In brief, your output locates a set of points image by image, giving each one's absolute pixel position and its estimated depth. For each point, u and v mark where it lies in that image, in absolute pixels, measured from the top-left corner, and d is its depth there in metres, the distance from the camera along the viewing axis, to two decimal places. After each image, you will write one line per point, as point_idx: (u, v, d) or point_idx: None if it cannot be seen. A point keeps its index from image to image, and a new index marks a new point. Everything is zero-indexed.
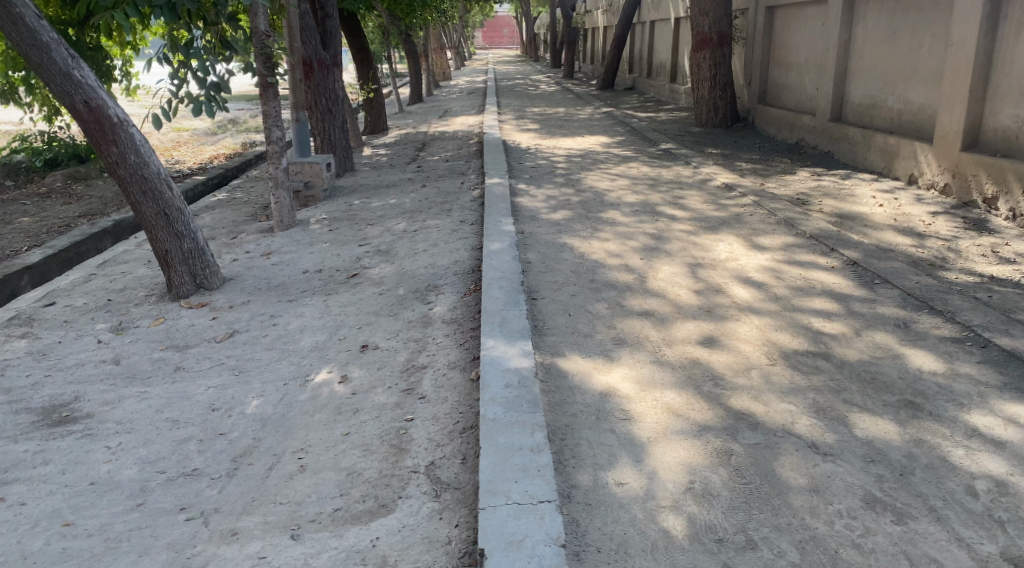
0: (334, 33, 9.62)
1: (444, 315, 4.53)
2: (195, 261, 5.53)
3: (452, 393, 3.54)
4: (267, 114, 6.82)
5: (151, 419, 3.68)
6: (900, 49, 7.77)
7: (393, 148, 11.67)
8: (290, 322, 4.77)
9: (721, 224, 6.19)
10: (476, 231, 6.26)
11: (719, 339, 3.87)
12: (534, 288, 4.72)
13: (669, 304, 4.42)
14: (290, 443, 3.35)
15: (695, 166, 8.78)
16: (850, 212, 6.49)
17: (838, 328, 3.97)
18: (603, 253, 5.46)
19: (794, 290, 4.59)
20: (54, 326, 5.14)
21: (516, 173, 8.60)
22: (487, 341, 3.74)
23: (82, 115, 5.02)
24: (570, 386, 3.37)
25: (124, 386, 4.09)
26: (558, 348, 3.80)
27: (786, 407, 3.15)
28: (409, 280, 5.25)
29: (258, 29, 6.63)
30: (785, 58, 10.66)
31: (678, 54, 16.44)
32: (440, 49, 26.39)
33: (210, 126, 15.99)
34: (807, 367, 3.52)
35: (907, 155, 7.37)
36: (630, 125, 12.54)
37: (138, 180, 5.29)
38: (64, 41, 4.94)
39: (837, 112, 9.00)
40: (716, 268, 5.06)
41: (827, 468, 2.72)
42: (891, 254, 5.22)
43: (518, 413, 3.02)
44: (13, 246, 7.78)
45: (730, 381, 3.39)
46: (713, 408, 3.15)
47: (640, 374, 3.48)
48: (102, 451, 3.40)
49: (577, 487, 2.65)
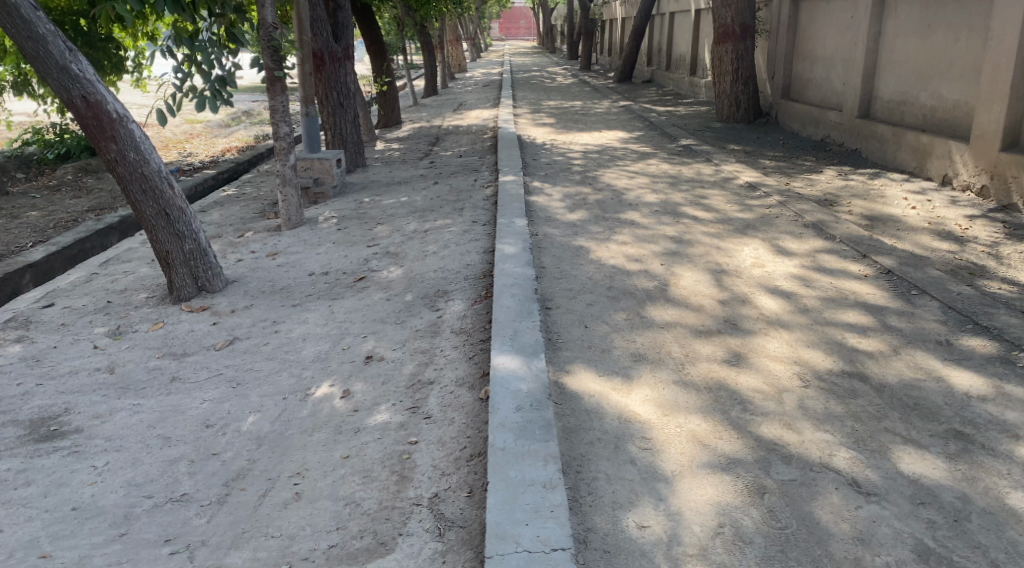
0: (347, 25, 9.38)
1: (453, 325, 4.30)
2: (197, 263, 5.33)
3: (459, 414, 3.31)
4: (274, 109, 6.49)
5: (141, 435, 3.47)
6: (935, 44, 7.42)
7: (406, 142, 11.43)
8: (293, 330, 4.55)
9: (747, 227, 5.90)
10: (488, 232, 6.02)
11: (746, 356, 3.62)
12: (548, 296, 4.47)
13: (692, 315, 4.16)
14: (287, 466, 3.13)
15: (717, 164, 8.47)
16: (881, 215, 6.18)
17: (875, 346, 3.70)
18: (621, 258, 5.20)
19: (825, 301, 4.31)
20: (51, 329, 4.96)
21: (531, 170, 8.34)
22: (497, 356, 3.50)
23: (80, 111, 4.82)
24: (586, 410, 3.13)
25: (117, 398, 3.89)
26: (574, 364, 3.56)
27: (822, 437, 2.89)
28: (418, 285, 5.02)
29: (266, 22, 6.37)
30: (810, 51, 10.30)
31: (698, 46, 16.09)
32: (458, 39, 26.03)
33: (224, 118, 15.81)
34: (843, 390, 3.26)
35: (941, 154, 7.04)
36: (648, 120, 12.24)
37: (138, 178, 5.09)
38: (60, 33, 4.72)
39: (865, 108, 8.65)
40: (741, 275, 4.79)
41: (872, 511, 2.48)
42: (928, 262, 4.93)
43: (531, 441, 2.78)
44: (19, 241, 7.63)
45: (759, 406, 3.14)
46: (743, 437, 2.90)
47: (662, 397, 3.23)
48: (87, 471, 3.19)
49: (595, 531, 2.42)
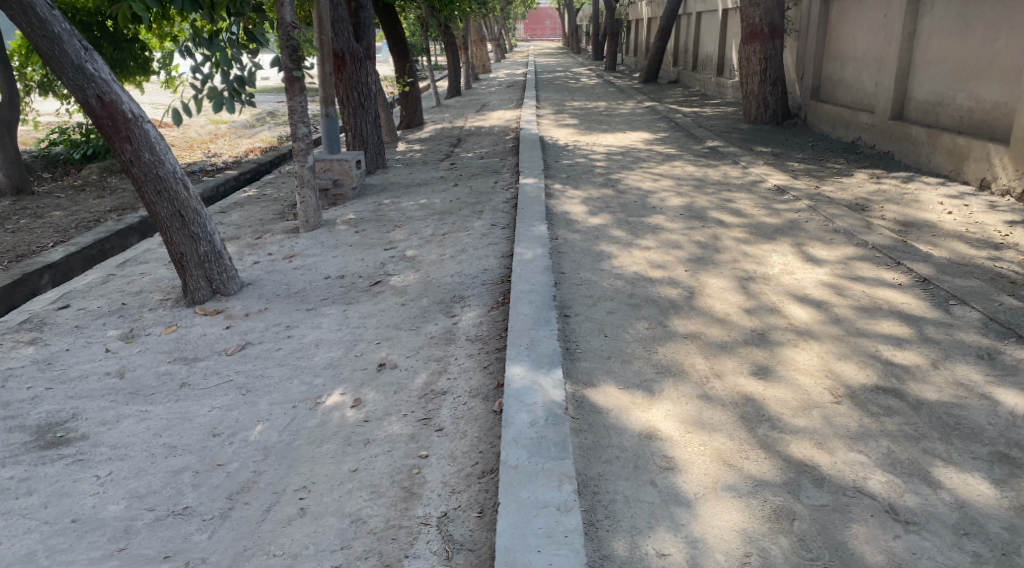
0: (368, 25, 9.29)
1: (469, 332, 4.17)
2: (211, 265, 5.26)
3: (472, 427, 3.18)
4: (292, 110, 6.40)
5: (147, 444, 3.39)
6: (973, 43, 7.14)
7: (428, 143, 11.34)
8: (306, 335, 4.46)
9: (775, 233, 5.71)
10: (508, 236, 5.89)
11: (775, 370, 3.44)
12: (567, 303, 4.33)
13: (716, 324, 3.99)
14: (292, 479, 3.02)
15: (744, 166, 8.27)
16: (915, 220, 5.95)
17: (912, 359, 3.50)
18: (644, 264, 5.04)
19: (859, 310, 4.12)
20: (65, 331, 4.92)
21: (553, 173, 8.19)
22: (513, 367, 3.36)
23: (95, 111, 4.76)
24: (605, 425, 2.99)
25: (125, 404, 3.81)
26: (593, 376, 3.41)
27: (856, 458, 2.71)
28: (434, 290, 4.90)
29: (285, 20, 6.23)
30: (842, 51, 10.03)
31: (725, 46, 15.84)
32: (482, 40, 25.96)
33: (248, 119, 15.85)
34: (877, 407, 3.07)
35: (978, 157, 6.79)
36: (673, 121, 12.03)
37: (153, 179, 5.02)
38: (76, 32, 4.66)
39: (898, 109, 8.38)
40: (769, 283, 4.61)
41: (912, 542, 2.31)
42: (966, 269, 4.71)
43: (545, 459, 2.64)
44: (41, 241, 7.65)
45: (788, 423, 2.97)
46: (772, 458, 2.73)
47: (686, 412, 3.07)
48: (90, 481, 3.13)
49: (611, 559, 2.28)
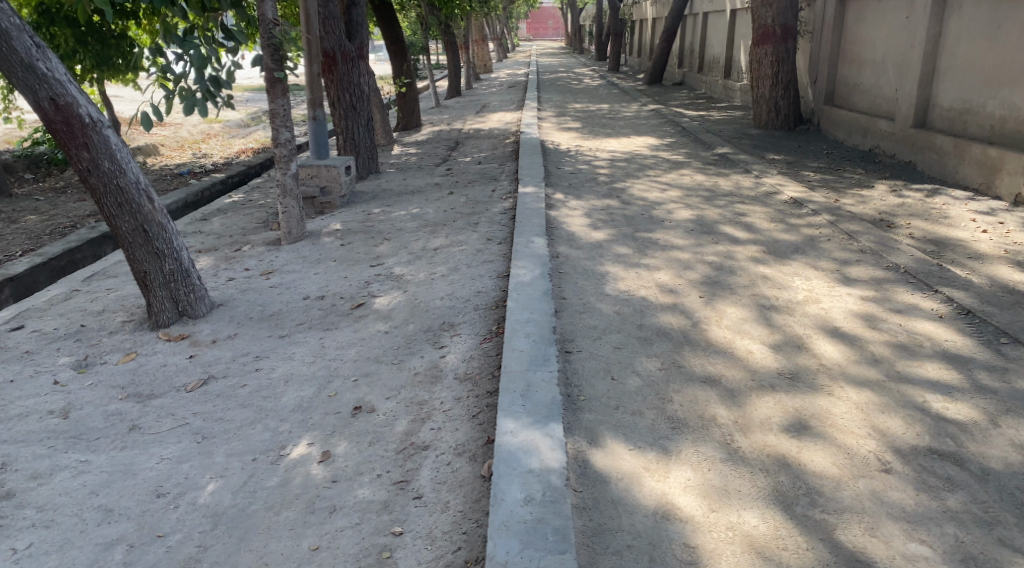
0: (360, 23, 8.79)
1: (457, 368, 3.69)
2: (178, 284, 4.79)
3: (457, 496, 2.72)
4: (274, 114, 5.90)
5: (79, 506, 2.91)
6: (1004, 48, 6.67)
7: (425, 146, 10.88)
8: (275, 368, 3.98)
9: (794, 251, 5.23)
10: (503, 253, 5.42)
11: (808, 424, 2.97)
12: (568, 336, 3.86)
13: (738, 365, 3.51)
14: (242, 558, 2.56)
15: (757, 175, 7.81)
16: (946, 238, 5.49)
17: (968, 414, 3.02)
18: (653, 288, 4.56)
19: (897, 348, 3.64)
20: (13, 358, 4.44)
21: (554, 180, 7.72)
22: (507, 421, 2.88)
23: (48, 116, 4.26)
24: (614, 499, 2.53)
25: (63, 451, 3.33)
26: (598, 431, 2.94)
27: (917, 551, 2.29)
28: (421, 316, 4.42)
29: (266, 17, 5.74)
30: (859, 54, 9.55)
31: (733, 46, 15.40)
32: (484, 39, 25.42)
33: (241, 118, 15.36)
34: (936, 478, 2.61)
35: (1013, 169, 6.32)
36: (679, 125, 11.57)
37: (114, 190, 4.53)
38: (28, 27, 4.16)
39: (921, 117, 7.90)
40: (793, 313, 4.13)
41: None
42: (1013, 299, 4.23)
43: (541, 553, 2.20)
44: (10, 250, 7.18)
45: (830, 498, 2.52)
46: (816, 549, 2.30)
47: (707, 482, 2.61)
48: (4, 558, 2.66)
49: None
